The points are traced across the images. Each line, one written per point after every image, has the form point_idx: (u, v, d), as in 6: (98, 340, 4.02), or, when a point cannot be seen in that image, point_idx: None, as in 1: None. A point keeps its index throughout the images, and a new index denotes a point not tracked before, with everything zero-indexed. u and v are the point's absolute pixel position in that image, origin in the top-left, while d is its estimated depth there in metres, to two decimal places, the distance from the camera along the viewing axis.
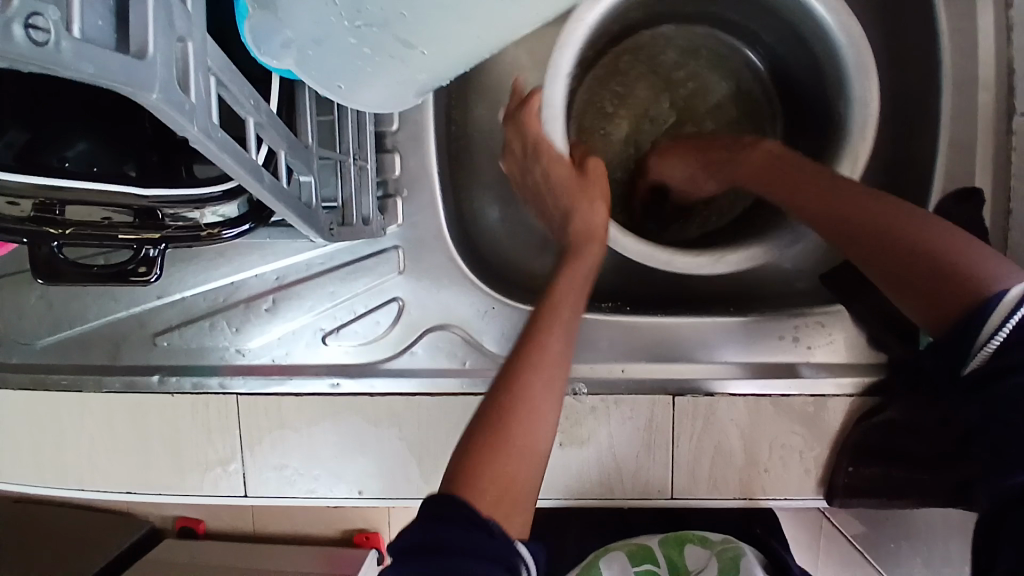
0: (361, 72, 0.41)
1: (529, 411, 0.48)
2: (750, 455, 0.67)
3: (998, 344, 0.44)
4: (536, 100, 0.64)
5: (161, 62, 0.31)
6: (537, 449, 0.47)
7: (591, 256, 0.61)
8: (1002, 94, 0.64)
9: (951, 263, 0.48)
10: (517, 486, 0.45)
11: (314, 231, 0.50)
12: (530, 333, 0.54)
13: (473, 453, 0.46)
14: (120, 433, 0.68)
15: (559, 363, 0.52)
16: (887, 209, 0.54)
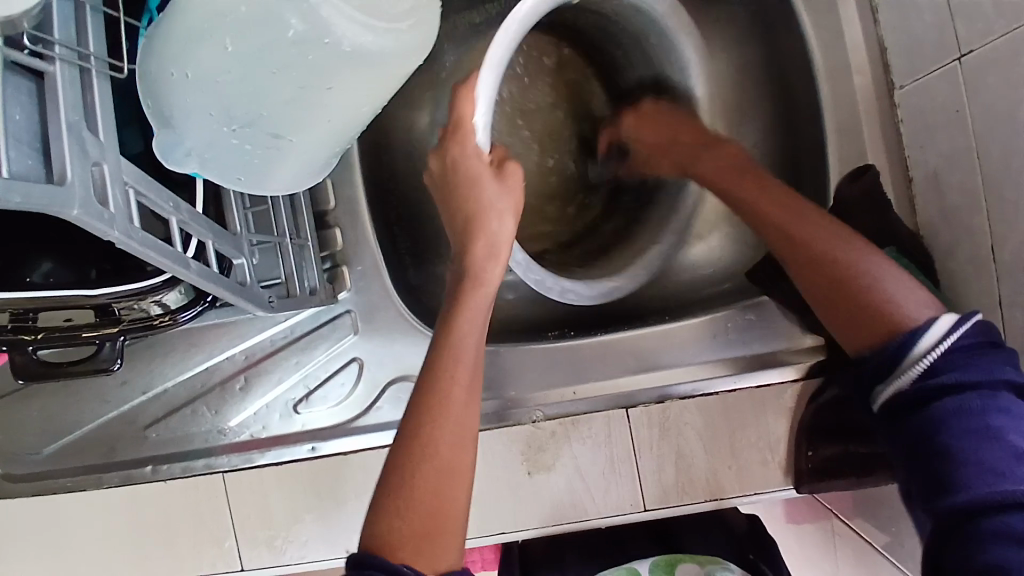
0: (261, 165, 0.46)
1: (443, 461, 0.49)
2: (711, 455, 0.70)
3: (906, 381, 0.52)
4: (466, 103, 0.57)
5: (80, 184, 0.38)
6: (458, 473, 0.50)
7: (485, 293, 0.58)
8: (879, 74, 0.69)
9: (866, 302, 0.55)
10: (440, 531, 0.48)
11: (254, 305, 0.56)
12: (437, 360, 0.54)
13: (386, 505, 0.49)
14: (122, 525, 0.73)
15: (468, 396, 0.53)
16: (806, 216, 0.60)
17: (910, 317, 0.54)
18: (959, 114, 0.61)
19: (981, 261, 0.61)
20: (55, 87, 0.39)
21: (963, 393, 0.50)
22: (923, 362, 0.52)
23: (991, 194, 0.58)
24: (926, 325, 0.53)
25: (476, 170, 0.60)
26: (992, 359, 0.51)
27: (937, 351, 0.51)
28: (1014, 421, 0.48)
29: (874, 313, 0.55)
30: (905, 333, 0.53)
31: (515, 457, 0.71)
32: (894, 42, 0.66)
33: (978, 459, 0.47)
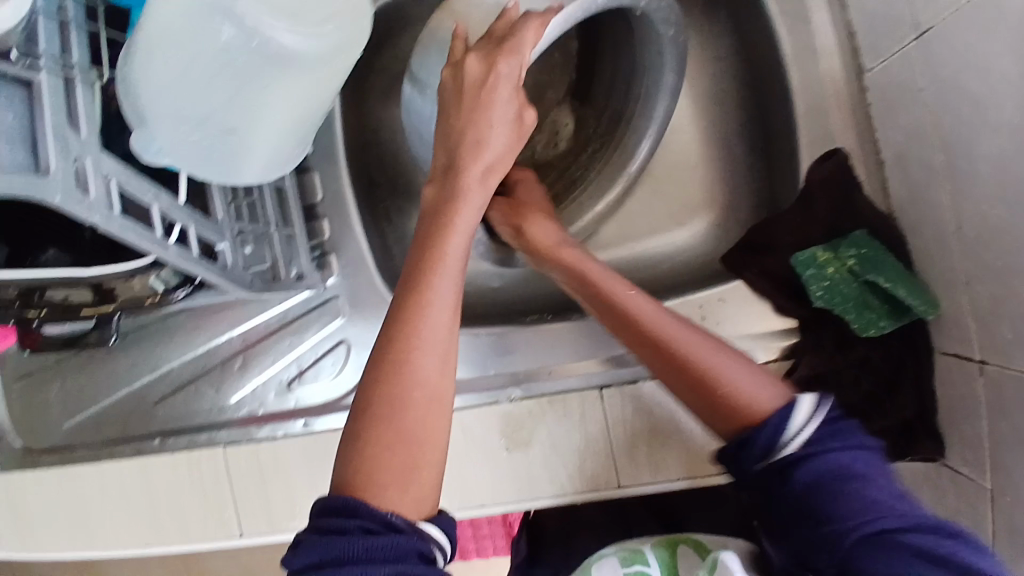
0: (232, 160, 0.49)
1: (429, 391, 0.47)
2: (684, 433, 0.71)
3: (792, 447, 0.49)
4: (529, 30, 0.57)
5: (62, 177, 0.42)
6: (443, 402, 0.47)
7: (472, 211, 0.53)
8: (851, 54, 0.68)
9: (728, 399, 0.52)
10: (421, 466, 0.45)
11: (238, 285, 0.61)
12: (414, 284, 0.49)
13: (367, 433, 0.45)
14: (130, 497, 0.79)
15: (454, 321, 0.49)
16: (638, 304, 0.58)
17: (764, 401, 0.51)
18: (919, 92, 0.60)
19: (948, 238, 0.60)
20: (41, 96, 0.42)
21: (824, 441, 0.50)
22: (793, 442, 0.49)
23: (952, 171, 0.58)
24: (788, 408, 0.50)
25: (474, 78, 0.56)
26: (847, 425, 0.51)
27: (796, 443, 0.49)
28: (872, 467, 0.49)
29: (737, 411, 0.52)
30: (770, 422, 0.50)
31: (494, 434, 0.74)
32: (859, 22, 0.66)
33: (861, 496, 0.47)
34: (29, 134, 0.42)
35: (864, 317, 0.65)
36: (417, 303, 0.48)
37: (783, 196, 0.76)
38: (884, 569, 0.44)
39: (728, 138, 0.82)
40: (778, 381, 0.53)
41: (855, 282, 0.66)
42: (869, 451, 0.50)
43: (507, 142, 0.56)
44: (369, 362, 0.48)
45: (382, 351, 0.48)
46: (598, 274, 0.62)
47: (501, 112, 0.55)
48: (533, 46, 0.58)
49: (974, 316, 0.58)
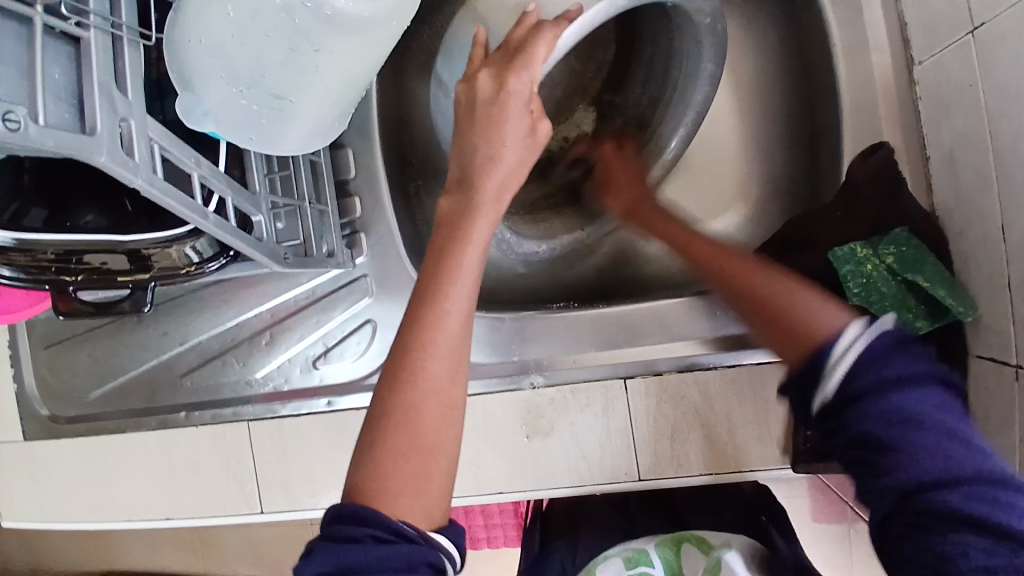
0: (273, 128, 0.50)
1: (438, 403, 0.46)
2: (709, 428, 0.70)
3: (839, 375, 0.48)
4: (540, 46, 0.54)
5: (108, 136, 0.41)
6: (453, 412, 0.47)
7: (487, 221, 0.51)
8: (901, 48, 0.67)
9: (794, 323, 0.55)
10: (431, 477, 0.45)
11: (270, 258, 0.60)
12: (427, 295, 0.48)
13: (378, 443, 0.46)
14: (160, 465, 0.81)
15: (463, 333, 0.48)
16: (772, 284, 0.60)
17: (826, 326, 0.52)
18: (971, 89, 0.58)
19: (992, 241, 0.58)
20: (90, 53, 0.41)
21: (903, 391, 0.47)
22: (844, 360, 0.48)
23: (1002, 171, 0.56)
24: (839, 330, 0.50)
25: (486, 93, 0.54)
26: (911, 345, 0.49)
27: (850, 349, 0.48)
28: (940, 407, 0.47)
29: (810, 331, 0.53)
30: (828, 336, 0.51)
31: (515, 421, 0.73)
32: (911, 15, 0.64)
33: (924, 446, 0.45)
34: (77, 91, 0.41)
35: (901, 316, 0.63)
36: (428, 317, 0.47)
37: (823, 189, 0.76)
38: (935, 546, 0.42)
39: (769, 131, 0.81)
40: (846, 308, 0.54)
41: (892, 280, 0.64)
42: (935, 390, 0.47)
43: (524, 153, 0.53)
44: (382, 375, 0.48)
45: (396, 361, 0.47)
46: (740, 254, 0.65)
47: (516, 125, 0.52)
48: (545, 60, 0.55)
49: (1015, 323, 0.57)
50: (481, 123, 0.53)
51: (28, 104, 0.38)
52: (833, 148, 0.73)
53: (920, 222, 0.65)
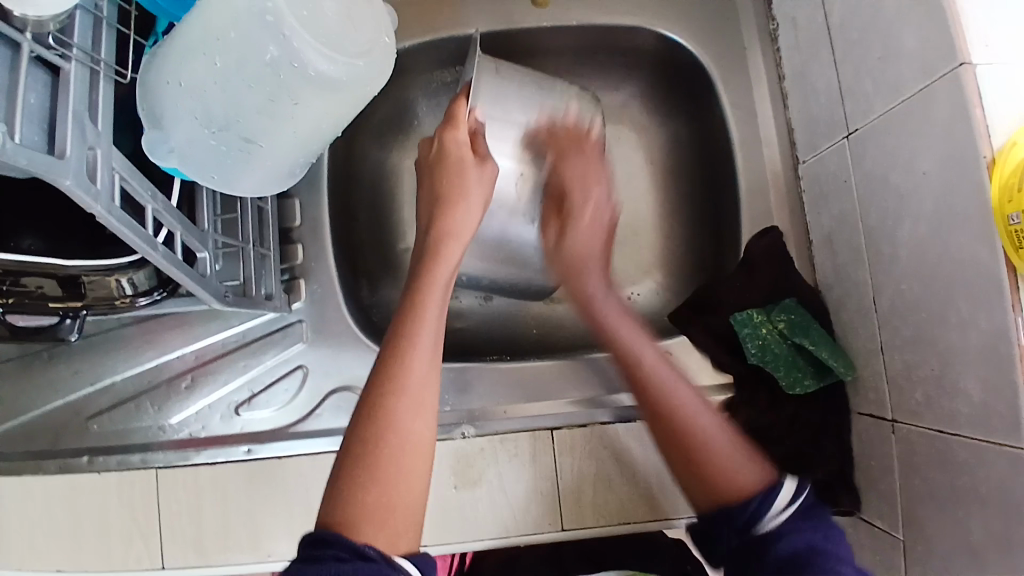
0: (234, 166, 0.52)
1: (405, 435, 0.48)
2: (628, 478, 0.75)
3: (774, 520, 0.55)
4: (450, 131, 0.65)
5: (75, 161, 0.43)
6: (422, 449, 0.49)
7: (450, 260, 0.59)
8: (786, 150, 0.80)
9: (712, 473, 0.58)
10: (397, 511, 0.46)
11: (211, 296, 0.60)
12: (396, 334, 0.53)
13: (345, 484, 0.47)
14: (50, 515, 0.74)
15: (430, 362, 0.52)
16: (694, 403, 0.62)
17: (752, 482, 0.57)
18: (845, 184, 0.70)
19: (866, 311, 0.69)
20: (68, 83, 0.45)
21: (800, 521, 0.55)
22: (768, 521, 0.55)
23: (872, 252, 0.67)
24: (772, 492, 0.56)
25: (438, 150, 0.65)
26: (822, 513, 0.56)
27: (775, 521, 0.55)
28: (837, 546, 0.53)
29: (722, 484, 0.57)
30: (755, 499, 0.56)
31: (444, 470, 0.74)
32: (797, 122, 0.77)
33: (832, 570, 0.50)
34: (51, 118, 0.44)
35: (792, 375, 0.72)
36: (399, 353, 0.51)
37: (725, 263, 0.86)
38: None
39: (681, 210, 0.93)
40: (757, 459, 0.59)
41: (784, 343, 0.74)
42: (836, 532, 0.55)
43: (490, 195, 0.64)
44: (355, 414, 0.51)
45: (368, 396, 0.50)
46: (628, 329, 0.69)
47: (476, 176, 0.64)
48: (465, 140, 0.66)
49: (888, 381, 0.66)
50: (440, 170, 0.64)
51: (4, 124, 0.40)
52: (734, 228, 0.85)
53: (806, 294, 0.76)
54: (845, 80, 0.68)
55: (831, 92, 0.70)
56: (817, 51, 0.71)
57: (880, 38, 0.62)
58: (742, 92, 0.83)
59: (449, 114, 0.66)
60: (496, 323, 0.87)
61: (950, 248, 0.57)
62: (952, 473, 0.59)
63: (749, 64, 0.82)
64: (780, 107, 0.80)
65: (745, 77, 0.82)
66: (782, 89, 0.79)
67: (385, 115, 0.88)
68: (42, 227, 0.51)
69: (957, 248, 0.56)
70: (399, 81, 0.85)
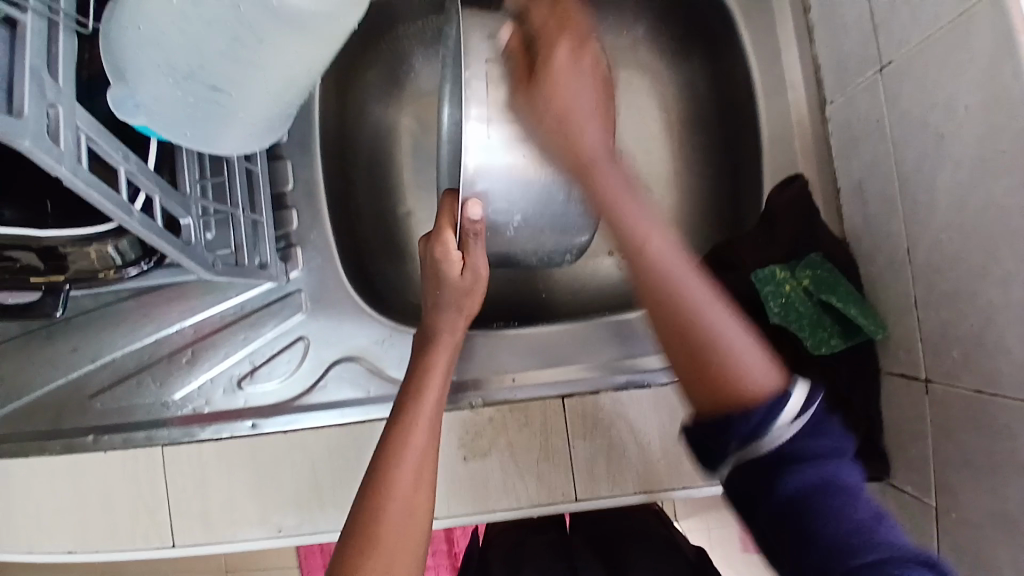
0: (204, 122, 0.49)
1: (404, 508, 0.54)
2: (643, 445, 0.71)
3: (779, 429, 0.51)
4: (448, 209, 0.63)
5: (33, 120, 0.41)
6: (417, 517, 0.54)
7: (443, 358, 0.64)
8: (810, 92, 0.74)
9: (720, 371, 0.52)
10: (394, 572, 0.51)
11: (199, 264, 0.58)
12: (400, 416, 0.59)
13: (351, 551, 0.52)
14: (58, 491, 0.73)
15: (429, 442, 0.58)
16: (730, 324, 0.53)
17: (765, 381, 0.51)
18: (878, 125, 0.64)
19: (900, 264, 0.64)
20: (25, 37, 0.42)
21: (806, 439, 0.51)
22: (784, 425, 0.51)
23: (906, 200, 0.62)
24: (780, 399, 0.51)
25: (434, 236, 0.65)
26: (829, 426, 0.53)
27: (781, 433, 0.50)
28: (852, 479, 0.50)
29: (731, 378, 0.51)
30: (763, 403, 0.51)
31: (452, 441, 0.72)
32: (824, 61, 0.71)
33: (847, 513, 0.48)
34: (7, 74, 0.41)
35: (817, 335, 0.68)
36: (402, 434, 0.57)
37: (745, 219, 0.81)
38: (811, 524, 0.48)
39: (697, 165, 0.87)
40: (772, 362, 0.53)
41: (810, 301, 0.69)
42: (853, 465, 0.52)
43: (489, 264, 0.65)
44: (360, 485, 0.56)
45: (373, 468, 0.56)
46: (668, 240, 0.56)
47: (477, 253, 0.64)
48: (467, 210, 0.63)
49: (923, 338, 0.62)
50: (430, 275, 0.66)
51: None
52: (754, 181, 0.79)
53: (833, 248, 0.71)
54: (877, 8, 0.61)
55: (862, 23, 0.64)
56: None
57: None
58: (762, 31, 0.76)
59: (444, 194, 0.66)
60: (500, 288, 0.83)
61: (994, 190, 0.51)
62: (994, 438, 0.54)
63: (770, 0, 0.76)
64: (805, 46, 0.74)
65: (767, 14, 0.76)
66: (807, 25, 0.73)
67: (381, 72, 0.83)
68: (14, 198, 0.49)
69: (1003, 190, 0.50)
70: (394, 34, 0.81)
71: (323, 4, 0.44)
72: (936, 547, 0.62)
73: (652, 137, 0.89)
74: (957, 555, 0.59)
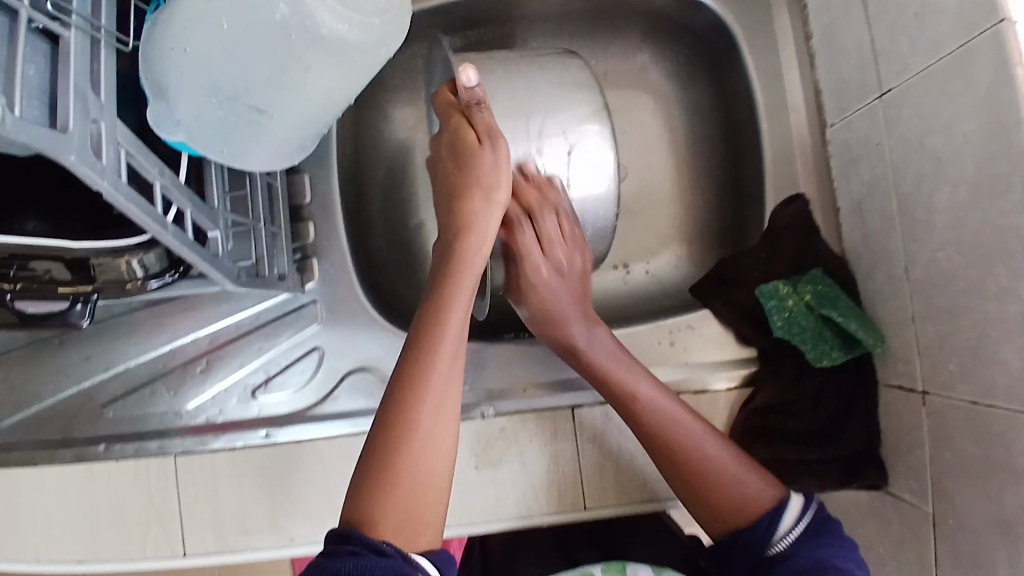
0: (242, 140, 0.50)
1: (429, 441, 0.51)
2: (651, 454, 0.73)
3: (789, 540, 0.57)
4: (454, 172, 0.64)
5: (79, 135, 0.42)
6: (442, 449, 0.52)
7: (469, 279, 0.58)
8: (812, 114, 0.77)
9: (715, 498, 0.62)
10: (415, 511, 0.50)
11: (224, 276, 0.59)
12: (424, 326, 0.55)
13: (367, 488, 0.50)
14: (68, 500, 0.74)
15: (452, 366, 0.54)
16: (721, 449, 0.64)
17: (769, 497, 0.60)
18: (877, 148, 0.67)
19: (899, 281, 0.67)
20: (68, 53, 0.43)
21: (808, 543, 0.56)
22: (784, 539, 0.57)
23: (905, 219, 0.65)
24: (782, 508, 0.59)
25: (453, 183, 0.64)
26: (833, 526, 0.58)
27: (783, 543, 0.57)
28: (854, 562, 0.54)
29: (733, 511, 0.61)
30: (767, 515, 0.59)
31: (464, 451, 0.73)
32: (825, 85, 0.74)
33: (835, 552, 0.55)
34: (50, 90, 0.42)
35: (820, 348, 0.71)
36: (421, 361, 0.53)
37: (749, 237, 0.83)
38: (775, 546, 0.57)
39: (700, 182, 0.90)
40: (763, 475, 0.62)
41: (811, 316, 0.72)
42: (850, 549, 0.55)
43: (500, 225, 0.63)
44: (379, 411, 0.53)
45: (396, 384, 0.53)
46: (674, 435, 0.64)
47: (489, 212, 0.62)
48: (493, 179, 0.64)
49: (920, 352, 0.64)
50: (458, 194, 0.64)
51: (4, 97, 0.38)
52: (758, 198, 0.82)
53: (835, 264, 0.73)
54: (878, 37, 0.65)
55: (863, 50, 0.67)
56: (847, 8, 0.68)
57: None
58: (767, 54, 0.79)
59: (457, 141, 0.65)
60: (511, 301, 0.85)
61: (991, 212, 0.54)
62: (989, 448, 0.57)
63: (773, 26, 0.79)
64: (806, 70, 0.77)
65: (770, 38, 0.79)
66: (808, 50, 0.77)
67: (395, 88, 0.85)
68: (52, 209, 0.50)
69: (998, 212, 0.53)
70: (407, 52, 0.83)
71: (362, 29, 0.46)
72: (933, 554, 0.64)
73: (656, 154, 0.91)
74: (954, 561, 0.62)
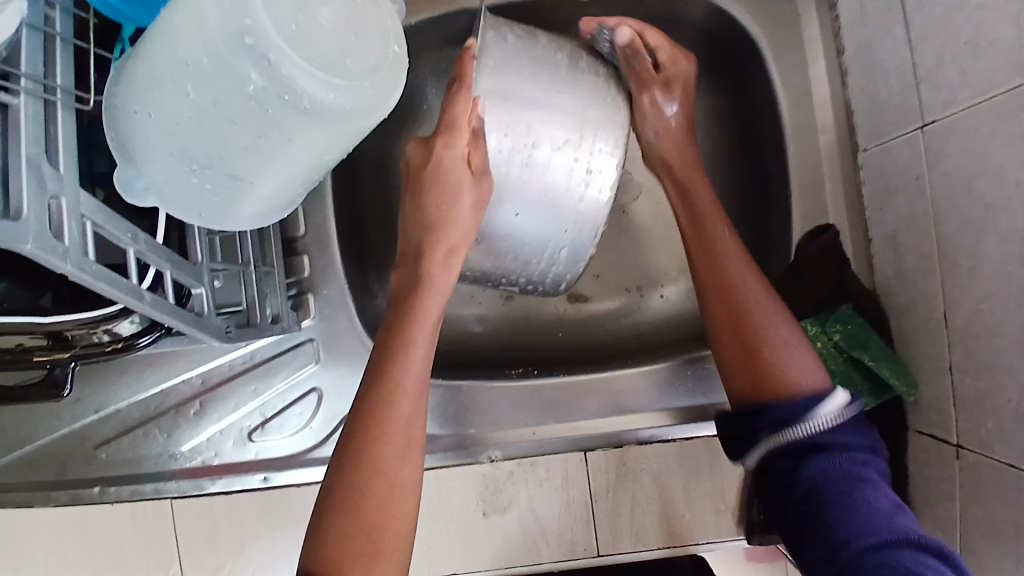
0: (219, 203, 0.46)
1: (393, 481, 0.49)
2: (666, 498, 0.70)
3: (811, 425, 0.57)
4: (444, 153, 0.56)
5: (35, 219, 0.37)
6: (408, 483, 0.50)
7: (438, 297, 0.57)
8: (843, 136, 0.72)
9: (776, 379, 0.59)
10: (384, 551, 0.48)
11: (210, 335, 0.55)
12: (384, 362, 0.53)
13: (331, 529, 0.47)
14: (66, 543, 0.72)
15: (416, 408, 0.52)
16: (776, 320, 0.61)
17: (816, 383, 0.58)
18: (916, 182, 0.62)
19: (935, 327, 0.62)
20: (17, 122, 0.38)
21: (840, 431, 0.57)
22: (818, 419, 0.57)
23: (944, 263, 0.60)
24: (824, 395, 0.58)
25: (451, 166, 0.56)
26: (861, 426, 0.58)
27: (823, 423, 0.57)
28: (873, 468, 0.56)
29: (781, 378, 0.59)
30: (809, 395, 0.58)
31: (471, 496, 0.70)
32: (860, 106, 0.68)
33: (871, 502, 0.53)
34: (0, 169, 0.37)
35: (848, 393, 0.67)
36: (383, 399, 0.51)
37: (771, 265, 0.78)
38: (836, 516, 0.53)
39: (721, 200, 0.84)
40: (817, 363, 0.60)
41: (840, 357, 0.68)
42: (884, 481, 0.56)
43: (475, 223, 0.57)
44: (337, 450, 0.51)
45: (356, 420, 0.51)
46: (754, 316, 0.61)
47: (470, 200, 0.57)
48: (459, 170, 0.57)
49: (955, 404, 0.60)
50: (432, 195, 0.57)
51: None
52: (782, 224, 0.77)
53: (864, 301, 0.69)
54: (923, 61, 0.59)
55: (905, 74, 0.62)
56: (890, 26, 0.62)
57: (970, 18, 0.53)
58: (796, 68, 0.73)
59: (447, 117, 0.56)
60: (521, 330, 0.81)
61: None
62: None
63: (802, 37, 0.73)
64: (838, 88, 0.71)
65: (799, 50, 0.73)
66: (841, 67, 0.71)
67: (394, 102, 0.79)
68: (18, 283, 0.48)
69: None
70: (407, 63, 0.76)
71: (352, 93, 0.40)
72: None
73: None
74: None
